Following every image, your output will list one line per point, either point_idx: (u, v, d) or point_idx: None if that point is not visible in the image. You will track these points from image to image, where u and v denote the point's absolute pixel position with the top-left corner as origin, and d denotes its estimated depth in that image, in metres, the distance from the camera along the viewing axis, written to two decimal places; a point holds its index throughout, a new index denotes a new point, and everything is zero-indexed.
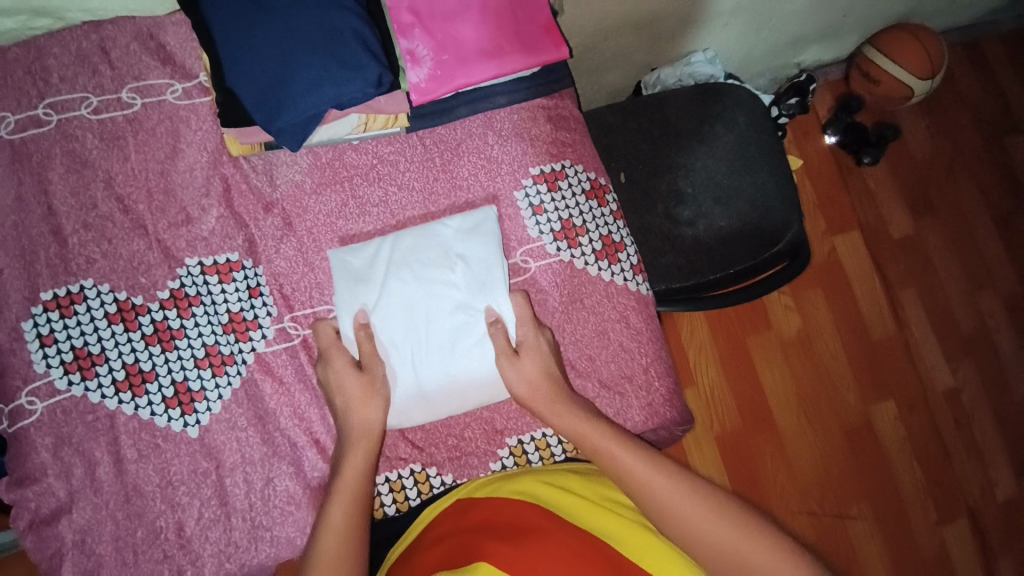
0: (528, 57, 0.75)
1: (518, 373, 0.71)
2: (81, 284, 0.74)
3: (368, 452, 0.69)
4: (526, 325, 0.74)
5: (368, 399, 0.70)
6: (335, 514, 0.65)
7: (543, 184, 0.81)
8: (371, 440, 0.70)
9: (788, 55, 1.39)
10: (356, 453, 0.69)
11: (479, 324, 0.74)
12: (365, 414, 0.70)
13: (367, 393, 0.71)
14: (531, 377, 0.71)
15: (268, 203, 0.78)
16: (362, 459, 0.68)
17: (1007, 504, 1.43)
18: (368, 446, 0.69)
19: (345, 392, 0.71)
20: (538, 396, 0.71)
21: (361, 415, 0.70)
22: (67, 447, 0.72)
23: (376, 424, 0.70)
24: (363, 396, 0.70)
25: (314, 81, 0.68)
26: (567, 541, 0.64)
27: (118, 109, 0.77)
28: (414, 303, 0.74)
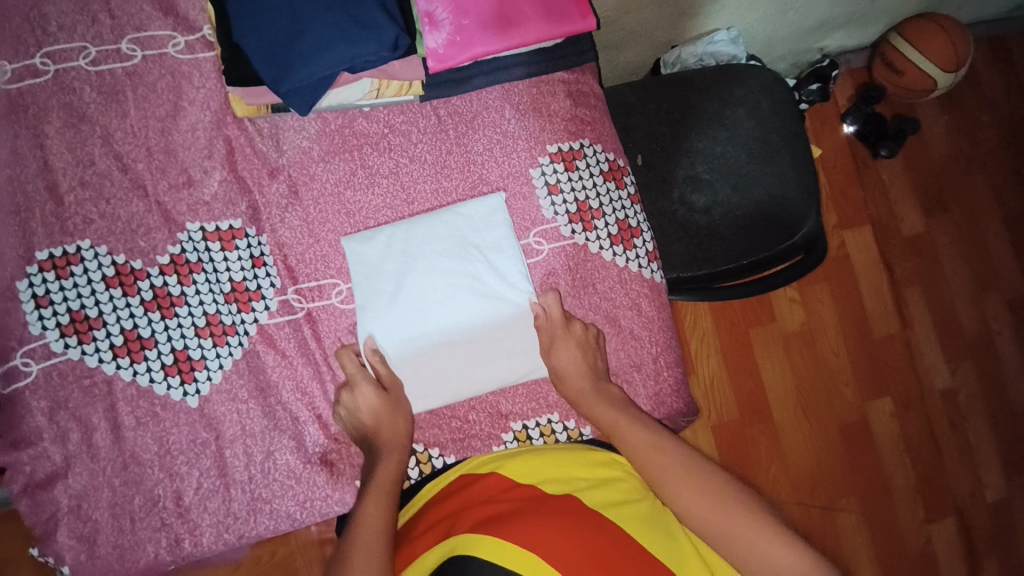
0: (553, 26, 0.71)
1: (558, 368, 0.72)
2: (78, 245, 0.71)
3: (400, 463, 0.69)
4: (557, 320, 0.74)
5: (395, 419, 0.71)
6: (369, 509, 0.64)
7: (560, 163, 0.78)
8: (401, 454, 0.70)
9: (811, 39, 1.36)
10: (388, 464, 0.68)
11: (497, 317, 0.74)
12: (399, 423, 0.71)
13: (394, 411, 0.71)
14: (566, 368, 0.72)
15: (273, 168, 0.75)
16: (394, 471, 0.68)
17: (995, 503, 1.44)
18: (400, 456, 0.69)
19: (375, 416, 0.70)
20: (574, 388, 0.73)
21: (386, 417, 0.70)
22: (64, 411, 0.71)
23: (404, 438, 0.71)
24: (391, 415, 0.70)
25: (327, 40, 0.64)
26: (574, 516, 0.62)
27: (117, 61, 0.73)
28: (432, 288, 0.73)
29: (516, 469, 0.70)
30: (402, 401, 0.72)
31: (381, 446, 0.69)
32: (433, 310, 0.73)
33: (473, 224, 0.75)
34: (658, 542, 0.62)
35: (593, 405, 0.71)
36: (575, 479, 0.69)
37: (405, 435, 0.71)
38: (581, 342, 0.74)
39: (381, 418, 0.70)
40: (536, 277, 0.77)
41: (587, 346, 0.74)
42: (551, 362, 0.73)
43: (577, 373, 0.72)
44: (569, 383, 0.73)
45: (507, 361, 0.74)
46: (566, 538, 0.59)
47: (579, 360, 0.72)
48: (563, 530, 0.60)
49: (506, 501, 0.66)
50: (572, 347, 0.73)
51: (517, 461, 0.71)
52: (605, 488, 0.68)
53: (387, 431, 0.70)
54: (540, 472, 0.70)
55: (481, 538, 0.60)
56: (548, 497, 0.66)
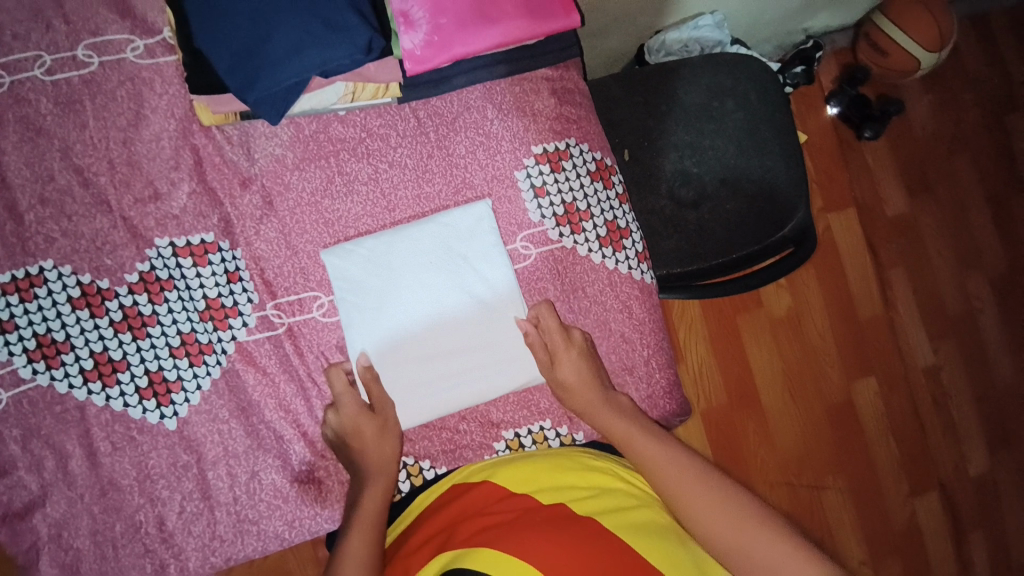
0: (536, 24, 0.68)
1: (558, 383, 0.71)
2: (40, 266, 0.67)
3: (384, 490, 0.69)
4: (558, 330, 0.73)
5: (383, 443, 0.69)
6: (355, 543, 0.65)
7: (545, 164, 0.75)
8: (386, 481, 0.69)
9: (794, 21, 1.34)
10: (371, 491, 0.68)
11: (487, 331, 0.72)
12: (379, 448, 0.69)
13: (383, 434, 0.69)
14: (572, 382, 0.71)
15: (245, 177, 0.71)
16: (378, 499, 0.68)
17: (979, 480, 1.47)
18: (385, 485, 0.69)
19: (363, 441, 0.68)
20: (578, 402, 0.71)
21: (370, 442, 0.68)
22: (37, 439, 0.68)
23: (392, 464, 0.70)
24: (378, 439, 0.69)
25: (296, 45, 0.61)
26: (567, 527, 0.61)
27: (74, 68, 0.69)
28: (417, 307, 0.71)
29: (510, 478, 0.69)
30: (392, 419, 0.70)
31: (361, 471, 0.68)
32: (416, 323, 0.71)
33: (460, 232, 0.73)
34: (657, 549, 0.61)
35: (599, 416, 0.71)
36: (570, 487, 0.68)
37: (393, 457, 0.70)
38: (585, 355, 0.72)
39: (364, 441, 0.69)
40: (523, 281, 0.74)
41: (592, 358, 0.73)
42: (556, 376, 0.71)
43: (583, 388, 0.71)
44: (572, 398, 0.72)
45: (497, 372, 0.73)
46: (564, 550, 0.57)
47: (588, 375, 0.71)
48: (561, 540, 0.59)
49: (499, 513, 0.64)
50: (575, 358, 0.72)
51: (511, 469, 0.70)
52: (599, 495, 0.67)
53: (371, 454, 0.68)
54: (534, 480, 0.69)
55: (481, 551, 0.58)
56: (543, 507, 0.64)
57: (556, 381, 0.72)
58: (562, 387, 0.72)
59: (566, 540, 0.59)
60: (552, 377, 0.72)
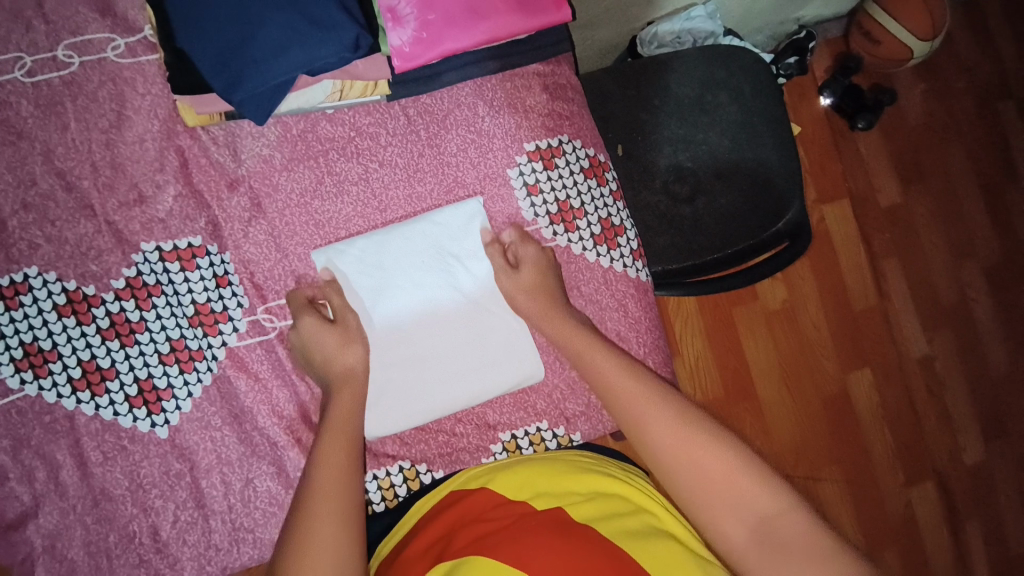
0: (526, 20, 0.66)
1: (517, 284, 0.70)
2: (25, 273, 0.66)
3: (355, 395, 0.64)
4: (527, 240, 0.72)
5: (349, 350, 0.66)
6: (331, 446, 0.60)
7: (538, 162, 0.74)
8: (355, 388, 0.64)
9: (787, 10, 1.32)
10: (342, 397, 0.63)
11: (483, 331, 0.73)
12: (340, 345, 0.66)
13: (346, 339, 0.66)
14: (528, 291, 0.70)
15: (232, 179, 0.70)
16: (350, 403, 0.63)
17: (973, 468, 1.48)
18: (354, 390, 0.64)
19: (324, 349, 0.65)
20: (533, 304, 0.69)
21: (331, 343, 0.66)
22: (26, 450, 0.66)
23: (359, 370, 0.66)
24: (341, 347, 0.66)
25: (281, 42, 0.59)
26: (567, 530, 0.60)
27: (54, 69, 0.67)
28: (411, 308, 0.71)
29: (508, 483, 0.68)
30: (356, 330, 0.67)
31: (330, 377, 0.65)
32: (417, 331, 0.71)
33: (452, 233, 0.72)
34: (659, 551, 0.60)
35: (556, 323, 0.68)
36: (569, 492, 0.67)
37: (361, 362, 0.66)
38: (543, 265, 0.71)
39: (328, 353, 0.65)
40: None
41: (548, 265, 0.71)
42: (513, 283, 0.70)
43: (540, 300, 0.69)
44: (527, 300, 0.70)
45: (493, 373, 0.72)
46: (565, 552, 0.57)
47: (541, 282, 0.70)
48: (561, 543, 0.58)
49: (497, 518, 0.64)
50: (536, 263, 0.71)
51: (508, 475, 0.69)
52: (597, 499, 0.67)
53: (336, 361, 0.65)
54: (531, 485, 0.68)
55: (478, 559, 0.57)
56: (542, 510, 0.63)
57: (511, 293, 0.70)
58: (517, 295, 0.70)
59: (562, 545, 0.58)
60: (507, 288, 0.71)
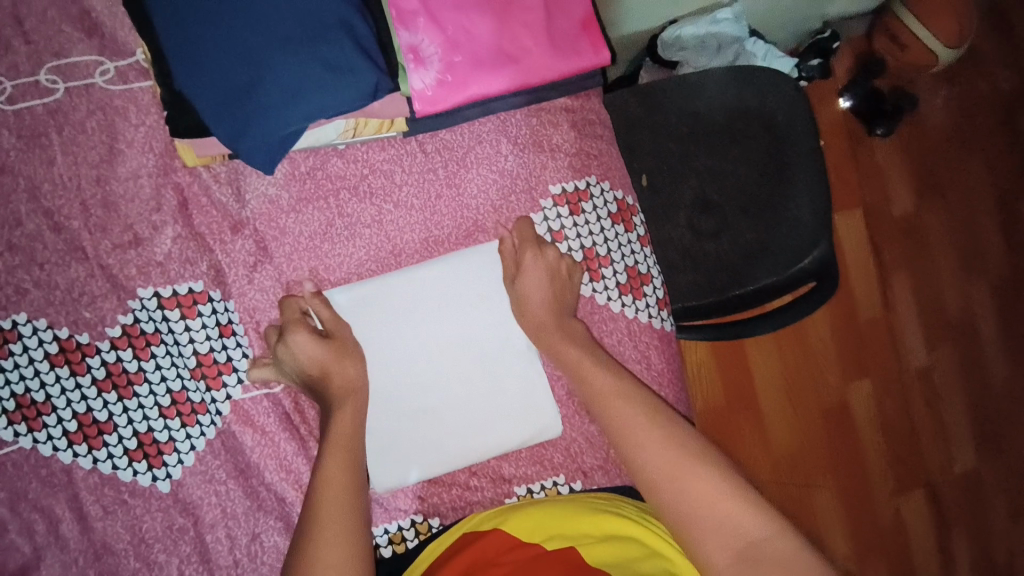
0: (559, 62, 0.60)
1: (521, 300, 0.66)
2: (12, 320, 0.61)
3: (358, 408, 0.60)
4: (529, 245, 0.67)
5: (344, 363, 0.62)
6: (331, 463, 0.56)
7: (564, 206, 0.70)
8: (356, 399, 0.61)
9: (816, 8, 1.25)
10: (345, 410, 0.60)
11: (505, 383, 0.70)
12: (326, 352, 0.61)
13: (341, 353, 0.62)
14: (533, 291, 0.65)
15: (236, 221, 0.65)
16: (353, 417, 0.60)
17: (964, 477, 1.49)
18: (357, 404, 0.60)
19: (320, 367, 0.61)
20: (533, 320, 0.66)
21: (318, 354, 0.61)
22: (24, 503, 0.63)
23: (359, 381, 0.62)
24: (337, 359, 0.61)
25: (292, 89, 0.54)
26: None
27: (36, 96, 0.61)
28: (433, 358, 0.68)
29: (517, 526, 0.65)
30: (350, 340, 0.64)
31: (327, 394, 0.60)
32: (431, 383, 0.68)
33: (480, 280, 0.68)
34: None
35: (553, 340, 0.65)
36: (580, 534, 0.64)
37: (361, 375, 0.62)
38: (552, 270, 0.66)
39: (326, 367, 0.61)
40: None
41: (558, 275, 0.66)
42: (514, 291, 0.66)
43: (544, 308, 0.65)
44: (529, 316, 0.66)
45: (509, 424, 0.70)
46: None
47: (545, 291, 0.66)
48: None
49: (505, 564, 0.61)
50: (542, 274, 0.66)
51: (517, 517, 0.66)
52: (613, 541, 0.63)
53: (335, 376, 0.60)
54: (542, 528, 0.65)
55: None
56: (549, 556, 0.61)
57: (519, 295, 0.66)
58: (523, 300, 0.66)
59: None
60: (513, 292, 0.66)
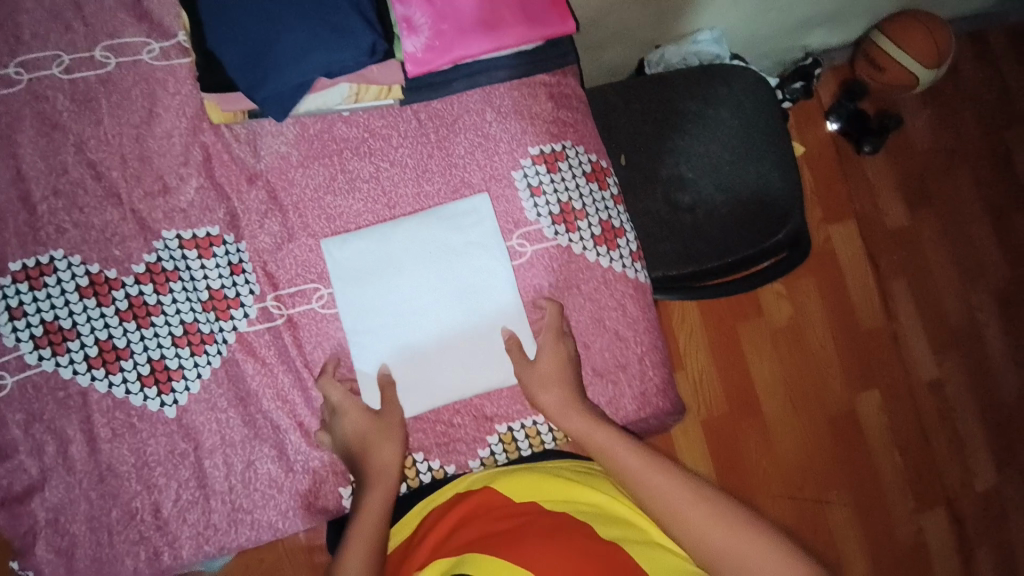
0: (532, 30, 0.71)
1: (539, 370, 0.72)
2: (51, 255, 0.70)
3: (388, 491, 0.67)
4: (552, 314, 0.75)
5: (383, 437, 0.69)
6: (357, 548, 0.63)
7: (542, 165, 0.78)
8: (389, 482, 0.68)
9: (794, 38, 1.34)
10: (375, 493, 0.67)
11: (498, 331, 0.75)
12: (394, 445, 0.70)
13: (383, 432, 0.70)
14: (548, 383, 0.72)
15: (251, 173, 0.73)
16: (383, 500, 0.66)
17: (986, 496, 1.44)
18: (388, 487, 0.67)
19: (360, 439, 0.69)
20: (555, 396, 0.71)
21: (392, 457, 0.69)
22: (38, 424, 0.69)
23: (392, 467, 0.69)
24: (380, 440, 0.69)
25: (303, 46, 0.63)
26: (566, 536, 0.61)
27: (91, 68, 0.72)
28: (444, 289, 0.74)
29: (510, 488, 0.70)
30: (397, 419, 0.71)
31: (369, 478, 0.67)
32: (434, 309, 0.73)
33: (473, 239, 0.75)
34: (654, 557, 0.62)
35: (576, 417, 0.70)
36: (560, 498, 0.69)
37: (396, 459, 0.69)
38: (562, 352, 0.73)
39: (366, 441, 0.69)
40: (542, 284, 0.77)
41: (559, 354, 0.73)
42: (534, 373, 0.72)
43: (556, 383, 0.72)
44: (547, 392, 0.71)
45: (489, 363, 0.74)
46: (565, 556, 0.58)
47: (552, 368, 0.72)
48: (563, 547, 0.59)
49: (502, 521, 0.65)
50: (552, 345, 0.73)
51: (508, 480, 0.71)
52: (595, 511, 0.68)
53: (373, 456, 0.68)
54: (533, 492, 0.70)
55: (478, 555, 0.60)
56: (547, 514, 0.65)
57: (532, 387, 0.72)
58: (536, 389, 0.72)
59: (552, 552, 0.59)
60: (529, 382, 0.72)
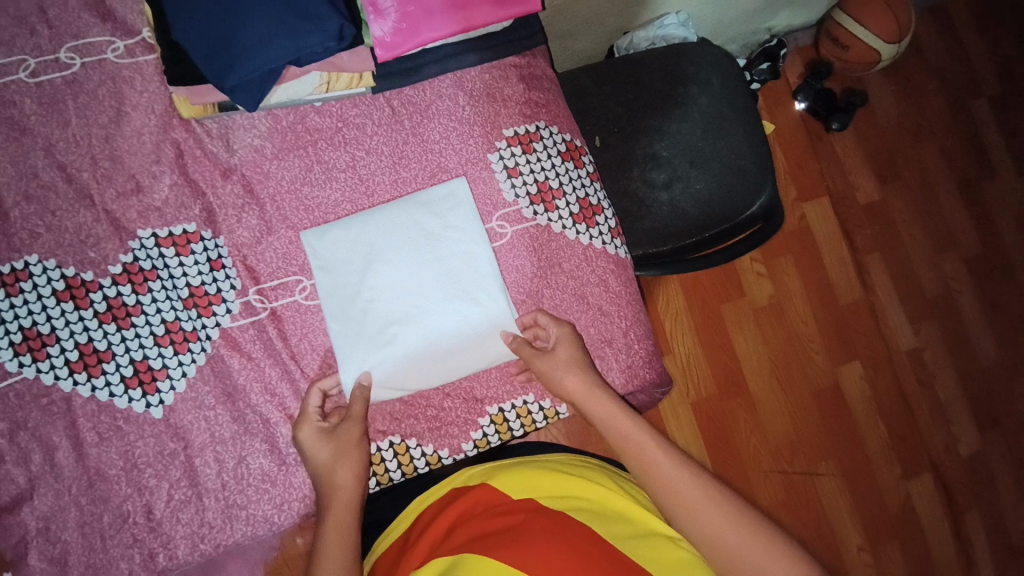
0: (498, 10, 0.71)
1: (562, 356, 0.73)
2: (26, 260, 0.69)
3: (347, 514, 0.67)
4: (559, 321, 0.75)
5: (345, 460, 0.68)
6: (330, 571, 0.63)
7: (517, 146, 0.78)
8: (349, 506, 0.67)
9: (757, 21, 1.36)
10: (334, 515, 0.66)
11: (485, 319, 0.74)
12: (357, 463, 0.69)
13: (342, 450, 0.68)
14: (571, 366, 0.72)
15: (226, 168, 0.73)
16: (345, 521, 0.66)
17: (970, 460, 1.47)
18: (347, 512, 0.67)
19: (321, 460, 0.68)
20: (578, 379, 0.72)
21: (350, 480, 0.68)
22: (23, 432, 0.68)
23: (350, 489, 0.68)
24: (338, 458, 0.68)
25: (269, 34, 0.63)
26: (565, 534, 0.63)
27: (57, 70, 0.71)
28: (428, 274, 0.74)
29: (508, 485, 0.71)
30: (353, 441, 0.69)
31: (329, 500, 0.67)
32: (420, 294, 0.73)
33: (452, 232, 0.75)
34: (651, 554, 0.64)
35: (602, 397, 0.71)
36: (556, 493, 0.70)
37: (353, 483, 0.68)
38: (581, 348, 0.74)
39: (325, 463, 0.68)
40: (525, 264, 0.77)
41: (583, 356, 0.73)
42: (556, 358, 0.72)
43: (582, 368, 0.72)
44: (572, 376, 0.72)
45: (475, 349, 0.74)
46: (563, 555, 0.60)
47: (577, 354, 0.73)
48: (560, 547, 0.61)
49: (500, 521, 0.66)
50: (570, 342, 0.74)
51: (507, 475, 0.72)
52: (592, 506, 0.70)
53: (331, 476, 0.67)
54: (528, 487, 0.71)
55: (476, 556, 0.61)
56: (543, 511, 0.67)
57: (555, 372, 0.72)
58: (558, 374, 0.72)
59: (549, 553, 0.61)
60: (551, 367, 0.72)
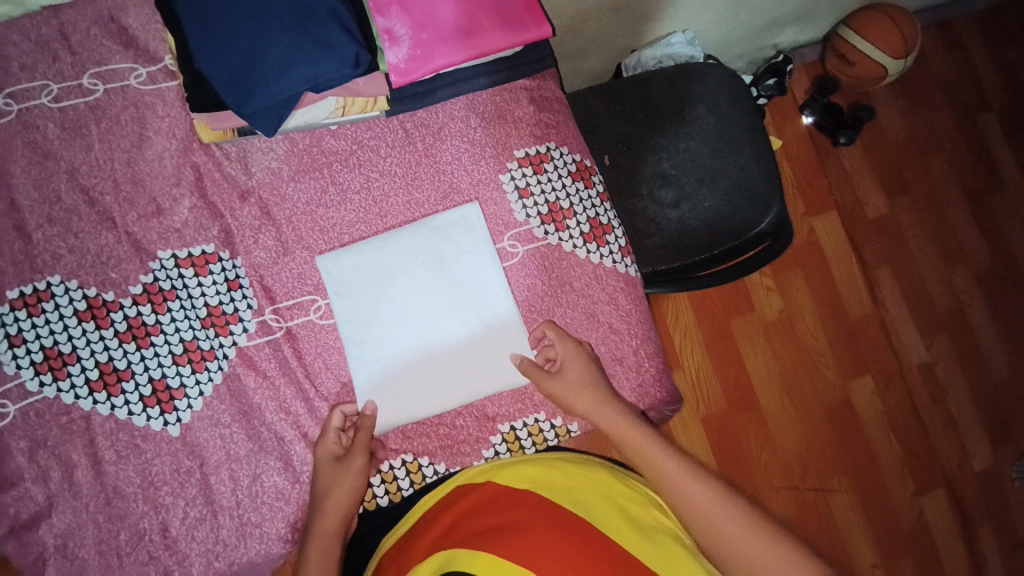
0: (509, 35, 0.73)
1: (570, 378, 0.73)
2: (48, 281, 0.70)
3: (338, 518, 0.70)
4: (566, 338, 0.75)
5: (346, 477, 0.70)
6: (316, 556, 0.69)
7: (528, 167, 0.79)
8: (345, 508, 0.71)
9: (764, 38, 1.37)
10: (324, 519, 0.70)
11: (496, 336, 0.75)
12: (354, 487, 0.71)
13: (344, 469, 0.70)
14: (579, 386, 0.73)
15: (243, 191, 0.75)
16: (332, 524, 0.70)
17: (983, 475, 1.45)
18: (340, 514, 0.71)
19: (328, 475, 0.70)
20: (586, 401, 0.73)
21: (349, 494, 0.71)
22: (43, 450, 0.69)
23: (348, 497, 0.71)
24: (345, 474, 0.70)
25: (288, 62, 0.65)
26: (565, 535, 0.65)
27: (80, 96, 0.73)
28: (438, 294, 0.75)
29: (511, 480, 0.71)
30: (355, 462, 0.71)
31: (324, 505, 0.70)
32: (434, 316, 0.75)
33: (459, 248, 0.76)
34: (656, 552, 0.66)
35: (607, 416, 0.73)
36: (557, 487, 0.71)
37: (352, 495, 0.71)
38: (590, 368, 0.74)
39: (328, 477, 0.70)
40: (535, 284, 0.78)
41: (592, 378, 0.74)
42: (564, 381, 0.73)
43: (587, 387, 0.73)
44: (580, 398, 0.73)
45: (487, 371, 0.75)
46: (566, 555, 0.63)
47: (584, 374, 0.74)
48: (565, 547, 0.64)
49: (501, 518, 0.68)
50: (577, 363, 0.74)
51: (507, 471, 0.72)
52: (604, 504, 0.70)
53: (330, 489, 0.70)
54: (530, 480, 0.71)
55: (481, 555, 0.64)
56: (545, 509, 0.68)
57: (564, 395, 0.73)
58: (568, 396, 0.73)
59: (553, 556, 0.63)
60: (559, 391, 0.73)
